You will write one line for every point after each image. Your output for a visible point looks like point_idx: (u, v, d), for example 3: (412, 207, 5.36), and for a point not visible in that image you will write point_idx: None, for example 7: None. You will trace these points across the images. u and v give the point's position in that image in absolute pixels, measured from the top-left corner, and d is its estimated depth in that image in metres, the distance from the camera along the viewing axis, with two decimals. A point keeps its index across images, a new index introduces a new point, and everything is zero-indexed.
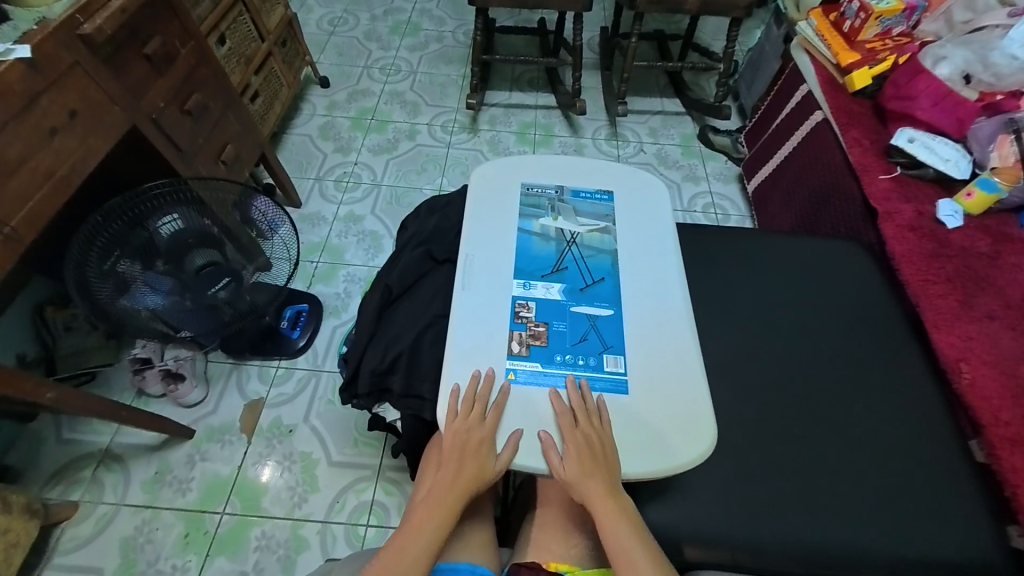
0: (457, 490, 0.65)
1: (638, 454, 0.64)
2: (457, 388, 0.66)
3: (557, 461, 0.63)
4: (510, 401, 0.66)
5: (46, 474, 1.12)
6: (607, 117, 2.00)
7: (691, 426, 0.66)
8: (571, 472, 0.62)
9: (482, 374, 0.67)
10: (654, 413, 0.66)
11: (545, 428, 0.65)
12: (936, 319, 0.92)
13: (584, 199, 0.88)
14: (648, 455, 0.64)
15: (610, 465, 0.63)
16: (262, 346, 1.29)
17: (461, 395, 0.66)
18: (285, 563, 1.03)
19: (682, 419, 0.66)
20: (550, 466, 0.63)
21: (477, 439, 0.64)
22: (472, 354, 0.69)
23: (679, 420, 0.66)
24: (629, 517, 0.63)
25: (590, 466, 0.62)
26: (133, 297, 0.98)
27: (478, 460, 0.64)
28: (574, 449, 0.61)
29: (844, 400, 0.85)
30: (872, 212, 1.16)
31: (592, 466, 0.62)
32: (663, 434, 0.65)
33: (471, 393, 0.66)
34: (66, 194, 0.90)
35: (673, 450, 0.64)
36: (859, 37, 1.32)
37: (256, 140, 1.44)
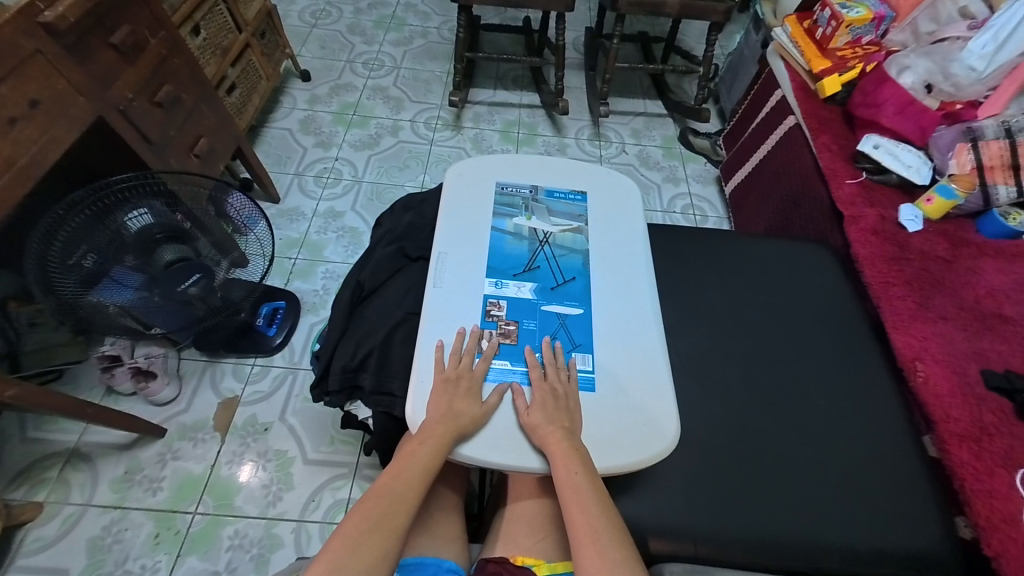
0: (428, 452, 0.62)
1: (604, 452, 0.65)
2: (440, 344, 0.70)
3: (524, 407, 0.65)
4: (495, 355, 0.70)
5: (9, 473, 1.09)
6: (590, 117, 2.02)
7: (655, 424, 0.66)
8: (534, 417, 0.63)
9: (468, 333, 0.71)
10: (619, 411, 0.67)
11: (519, 380, 0.69)
12: (895, 320, 0.96)
13: (558, 200, 0.89)
14: (612, 452, 0.65)
15: (574, 421, 0.64)
16: (237, 343, 1.27)
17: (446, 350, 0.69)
18: (258, 562, 1.02)
19: (646, 415, 0.67)
20: (517, 410, 0.66)
21: (465, 384, 0.66)
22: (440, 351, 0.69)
23: (644, 417, 0.67)
24: (598, 489, 0.61)
25: (553, 414, 0.63)
26: (100, 293, 0.96)
27: (456, 415, 0.63)
28: (539, 393, 0.65)
29: (805, 397, 0.88)
30: (839, 215, 1.19)
31: (557, 414, 0.64)
32: (629, 432, 0.66)
33: (458, 347, 0.69)
34: (27, 185, 0.87)
35: (636, 447, 0.65)
36: (830, 45, 1.36)
37: (232, 133, 1.41)
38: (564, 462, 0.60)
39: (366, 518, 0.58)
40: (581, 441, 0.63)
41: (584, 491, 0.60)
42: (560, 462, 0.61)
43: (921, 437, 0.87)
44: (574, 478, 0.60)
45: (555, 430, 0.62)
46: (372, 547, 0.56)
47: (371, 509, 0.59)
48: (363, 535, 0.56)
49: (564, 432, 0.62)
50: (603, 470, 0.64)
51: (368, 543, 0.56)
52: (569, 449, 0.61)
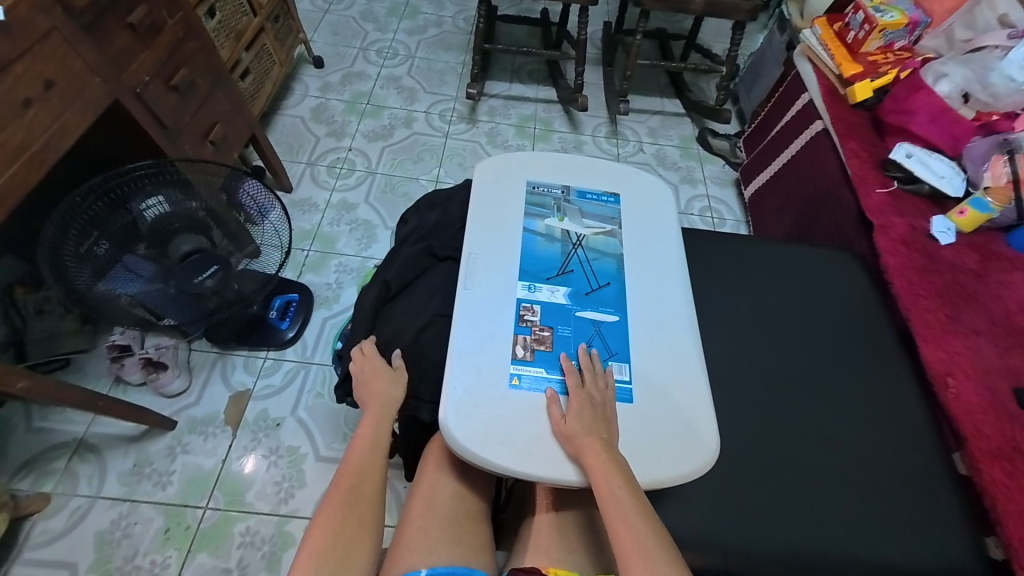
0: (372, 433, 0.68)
1: (645, 464, 0.63)
2: (472, 350, 0.67)
3: (558, 415, 0.63)
4: (530, 364, 0.68)
5: (16, 463, 1.07)
6: (607, 114, 1.98)
7: (694, 437, 0.64)
8: (570, 426, 0.61)
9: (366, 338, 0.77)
10: (659, 423, 0.65)
11: (552, 385, 0.66)
12: (926, 334, 0.93)
13: (590, 201, 0.86)
14: (652, 466, 0.63)
15: (611, 431, 0.63)
16: (248, 336, 1.25)
17: (481, 357, 0.67)
18: (269, 560, 1.00)
19: (685, 428, 0.65)
20: (551, 418, 0.64)
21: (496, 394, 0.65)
22: (475, 358, 0.67)
23: (683, 430, 0.65)
24: (639, 500, 0.59)
25: (590, 424, 0.62)
26: (112, 282, 0.94)
27: (377, 390, 0.70)
28: (576, 402, 0.63)
29: (835, 410, 0.86)
30: (867, 224, 1.17)
31: (593, 422, 0.62)
32: (668, 445, 0.64)
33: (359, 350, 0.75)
34: (40, 170, 0.84)
35: (677, 461, 0.63)
36: (861, 50, 1.33)
37: (246, 120, 1.37)
38: (602, 474, 0.59)
39: (336, 512, 0.61)
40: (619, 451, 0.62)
41: (624, 503, 0.58)
42: (599, 473, 0.59)
43: (952, 454, 0.86)
44: (614, 490, 0.58)
45: (594, 440, 0.60)
46: (352, 535, 0.60)
47: (341, 504, 0.61)
48: (341, 526, 0.60)
49: (603, 444, 0.60)
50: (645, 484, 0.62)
51: (347, 533, 0.59)
52: (607, 460, 0.59)
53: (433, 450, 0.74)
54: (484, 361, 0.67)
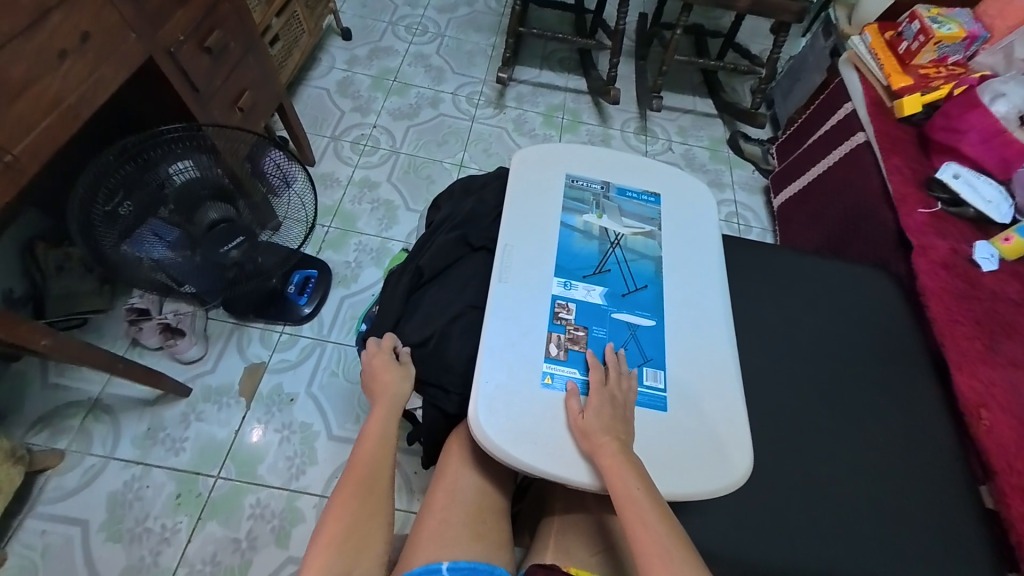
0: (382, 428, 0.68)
1: (681, 477, 0.61)
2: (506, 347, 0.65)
3: (577, 409, 0.62)
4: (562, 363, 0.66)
5: (30, 419, 1.07)
6: (638, 110, 1.93)
7: (729, 452, 0.63)
8: (587, 422, 0.60)
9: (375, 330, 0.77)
10: (694, 436, 0.63)
11: (573, 378, 0.65)
12: (961, 362, 0.91)
13: (629, 199, 0.83)
14: (688, 478, 0.61)
15: (629, 432, 0.61)
16: (266, 309, 1.24)
17: (515, 354, 0.65)
18: (279, 534, 1.01)
19: (721, 442, 0.63)
20: (569, 412, 0.62)
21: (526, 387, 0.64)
22: (508, 354, 0.65)
23: (718, 443, 0.63)
24: (657, 503, 0.57)
25: (607, 422, 0.60)
26: (137, 245, 0.91)
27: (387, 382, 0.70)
28: (595, 399, 0.61)
29: (863, 432, 0.84)
30: (906, 244, 1.14)
31: (611, 419, 0.60)
32: (702, 456, 0.62)
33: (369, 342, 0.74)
34: (72, 126, 0.82)
35: (711, 474, 0.62)
36: (913, 61, 1.29)
37: (275, 89, 1.34)
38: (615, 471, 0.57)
39: (348, 508, 0.60)
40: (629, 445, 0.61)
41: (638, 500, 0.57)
42: (614, 473, 0.57)
43: (978, 486, 0.84)
44: (628, 486, 0.57)
45: (610, 440, 0.59)
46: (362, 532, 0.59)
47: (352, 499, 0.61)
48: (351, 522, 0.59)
49: (620, 444, 0.59)
50: (681, 497, 0.60)
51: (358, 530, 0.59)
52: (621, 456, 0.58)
53: (456, 442, 0.73)
54: (519, 358, 0.65)
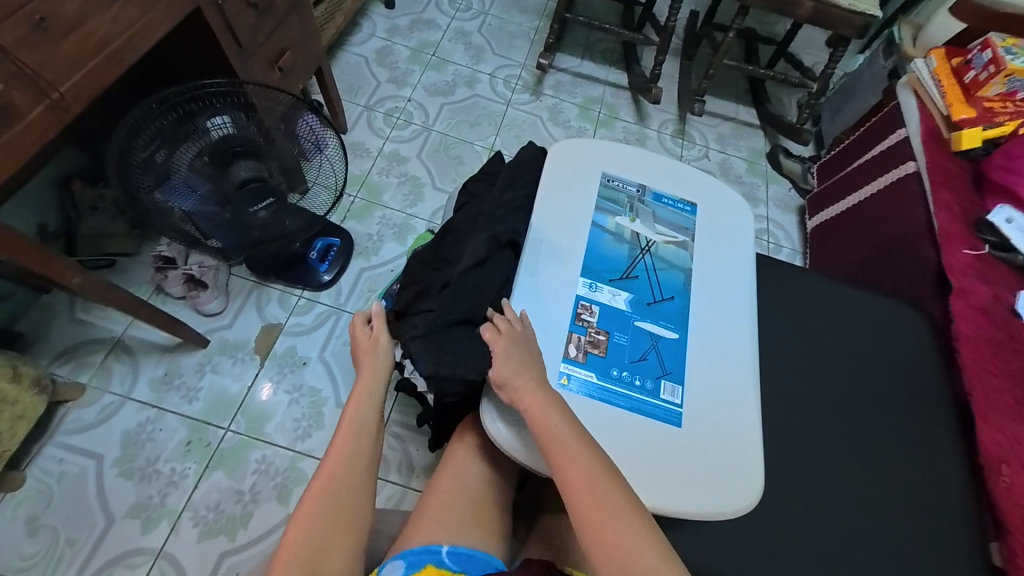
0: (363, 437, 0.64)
1: (694, 498, 0.60)
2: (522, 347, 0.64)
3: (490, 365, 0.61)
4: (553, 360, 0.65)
5: (55, 350, 1.11)
6: (678, 111, 1.88)
7: (742, 477, 0.62)
8: (502, 372, 0.59)
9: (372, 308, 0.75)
10: (709, 457, 0.62)
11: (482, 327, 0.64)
12: (986, 413, 0.88)
13: (665, 205, 0.81)
14: (702, 499, 0.60)
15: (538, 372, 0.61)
16: (287, 272, 1.25)
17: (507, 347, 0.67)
18: (281, 491, 1.04)
19: (737, 468, 0.62)
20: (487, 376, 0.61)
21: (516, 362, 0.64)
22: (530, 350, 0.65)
23: (733, 467, 0.62)
24: (580, 435, 0.57)
25: (521, 365, 0.60)
26: (168, 193, 0.92)
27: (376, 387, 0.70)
28: (508, 346, 0.61)
29: (871, 471, 0.83)
30: (945, 285, 1.10)
31: (523, 361, 0.60)
32: (718, 478, 0.61)
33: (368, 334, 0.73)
34: (117, 68, 0.80)
35: (725, 498, 0.61)
36: (979, 93, 1.22)
37: (315, 51, 1.32)
38: (546, 423, 0.57)
39: (320, 511, 0.57)
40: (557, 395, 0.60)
41: (577, 451, 0.55)
42: (539, 411, 0.57)
43: (986, 541, 0.83)
44: (560, 431, 0.56)
45: (528, 380, 0.59)
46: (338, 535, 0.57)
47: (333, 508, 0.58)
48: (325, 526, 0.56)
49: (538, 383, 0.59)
50: (693, 515, 0.59)
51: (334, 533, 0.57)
52: (545, 400, 0.58)
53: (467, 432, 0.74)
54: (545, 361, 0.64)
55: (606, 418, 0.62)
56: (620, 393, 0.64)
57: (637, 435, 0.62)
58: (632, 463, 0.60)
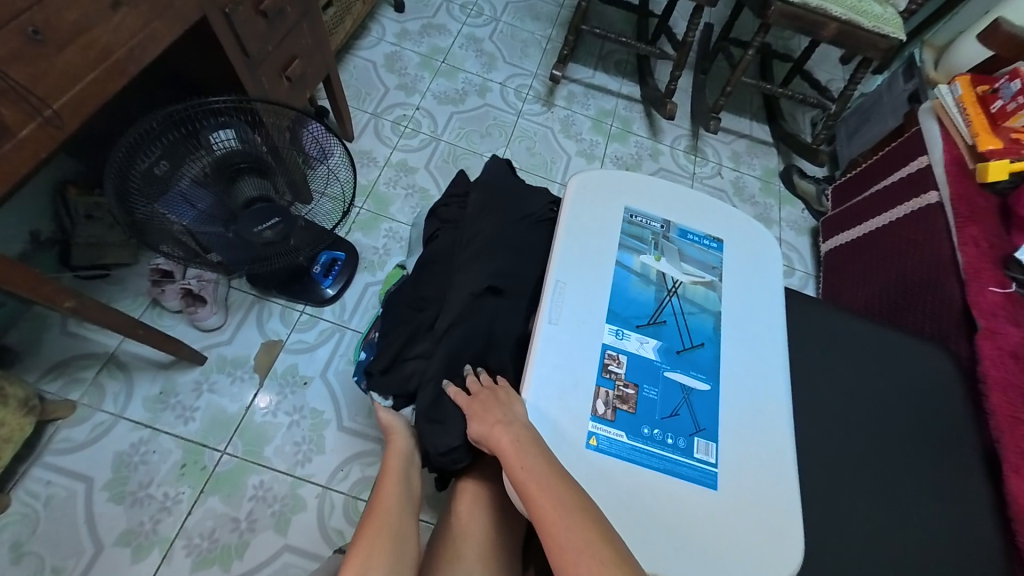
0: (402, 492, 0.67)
1: (727, 569, 0.57)
2: (548, 403, 0.61)
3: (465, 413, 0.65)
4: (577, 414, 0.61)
5: (46, 363, 1.06)
6: (691, 127, 1.85)
7: (779, 546, 0.59)
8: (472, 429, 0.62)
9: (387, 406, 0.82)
10: (745, 524, 0.59)
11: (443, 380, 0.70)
12: (1018, 464, 0.88)
13: (691, 242, 0.77)
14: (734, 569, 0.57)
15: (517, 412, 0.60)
16: (290, 286, 1.21)
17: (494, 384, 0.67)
18: (279, 519, 1.00)
19: (775, 535, 0.59)
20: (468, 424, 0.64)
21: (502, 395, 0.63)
22: (556, 410, 0.61)
23: (770, 534, 0.59)
24: (554, 468, 0.56)
25: (483, 414, 0.61)
26: (167, 206, 0.88)
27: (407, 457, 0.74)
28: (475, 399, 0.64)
29: (885, 522, 0.83)
30: (972, 324, 1.08)
31: (488, 405, 0.62)
32: (754, 546, 0.58)
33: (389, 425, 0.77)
34: (120, 82, 0.76)
35: (758, 567, 0.57)
36: (1006, 123, 1.19)
37: (324, 58, 1.28)
38: (517, 456, 0.56)
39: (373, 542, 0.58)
40: (530, 425, 0.59)
41: (548, 484, 0.54)
42: (511, 454, 0.57)
43: None
44: (530, 464, 0.55)
45: (495, 423, 0.59)
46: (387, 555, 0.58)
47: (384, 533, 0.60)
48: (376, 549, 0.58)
49: (507, 423, 0.59)
50: None
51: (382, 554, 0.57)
52: (521, 436, 0.57)
53: (472, 480, 0.74)
54: (572, 417, 0.61)
55: (635, 480, 0.59)
56: (652, 453, 0.60)
57: (672, 499, 0.58)
58: (665, 532, 0.57)
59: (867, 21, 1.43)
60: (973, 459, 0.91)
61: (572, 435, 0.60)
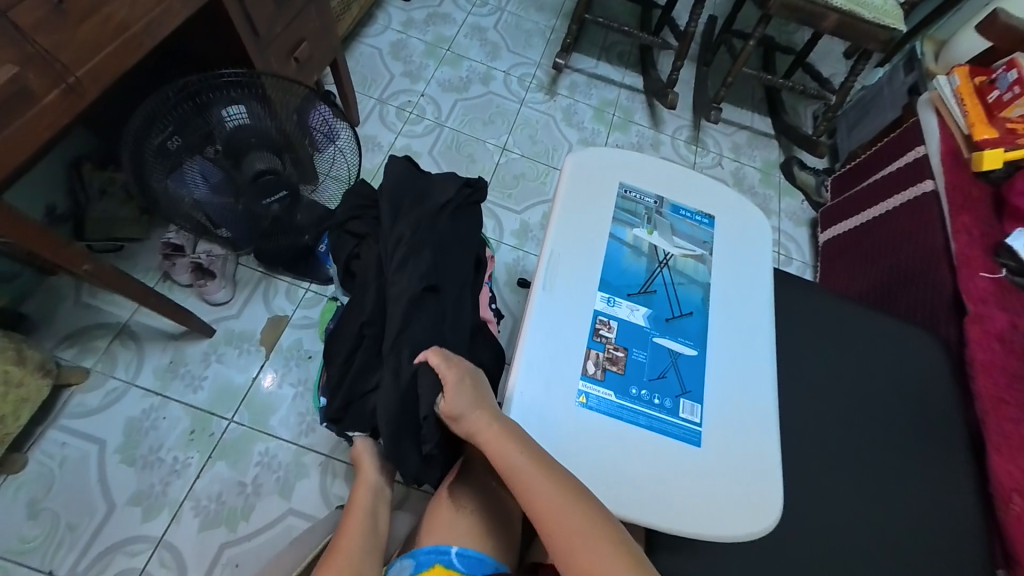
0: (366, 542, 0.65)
1: (709, 521, 0.60)
2: (540, 365, 0.64)
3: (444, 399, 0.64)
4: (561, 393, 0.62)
5: (60, 332, 1.10)
6: (692, 118, 1.86)
7: (759, 502, 0.62)
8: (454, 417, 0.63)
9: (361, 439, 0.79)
10: (727, 481, 0.62)
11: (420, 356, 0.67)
12: (1000, 443, 0.90)
13: (683, 218, 0.80)
14: (716, 522, 0.60)
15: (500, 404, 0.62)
16: (296, 265, 1.24)
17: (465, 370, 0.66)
18: (283, 485, 1.04)
19: (756, 493, 0.62)
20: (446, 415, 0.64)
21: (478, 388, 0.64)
22: (548, 371, 0.64)
23: (751, 491, 0.62)
24: (539, 461, 0.57)
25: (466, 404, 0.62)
26: (180, 180, 0.91)
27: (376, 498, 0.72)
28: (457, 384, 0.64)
29: (867, 494, 0.86)
30: (962, 310, 1.10)
31: (467, 399, 0.63)
32: (735, 501, 0.61)
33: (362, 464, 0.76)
34: (136, 54, 0.78)
35: (738, 521, 0.60)
36: (1002, 113, 1.20)
37: (331, 42, 1.31)
38: (503, 455, 0.58)
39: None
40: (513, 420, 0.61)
41: (535, 479, 0.56)
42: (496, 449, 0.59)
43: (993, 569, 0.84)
44: (515, 463, 0.57)
45: (479, 414, 0.61)
46: None
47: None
48: None
49: (491, 416, 0.61)
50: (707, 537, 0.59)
51: None
52: (501, 432, 0.59)
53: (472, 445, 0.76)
54: (563, 379, 0.64)
55: (623, 437, 0.62)
56: (639, 412, 0.63)
57: (658, 456, 0.61)
58: (650, 485, 0.60)
59: (868, 12, 1.45)
60: (957, 438, 0.94)
61: (564, 395, 0.63)
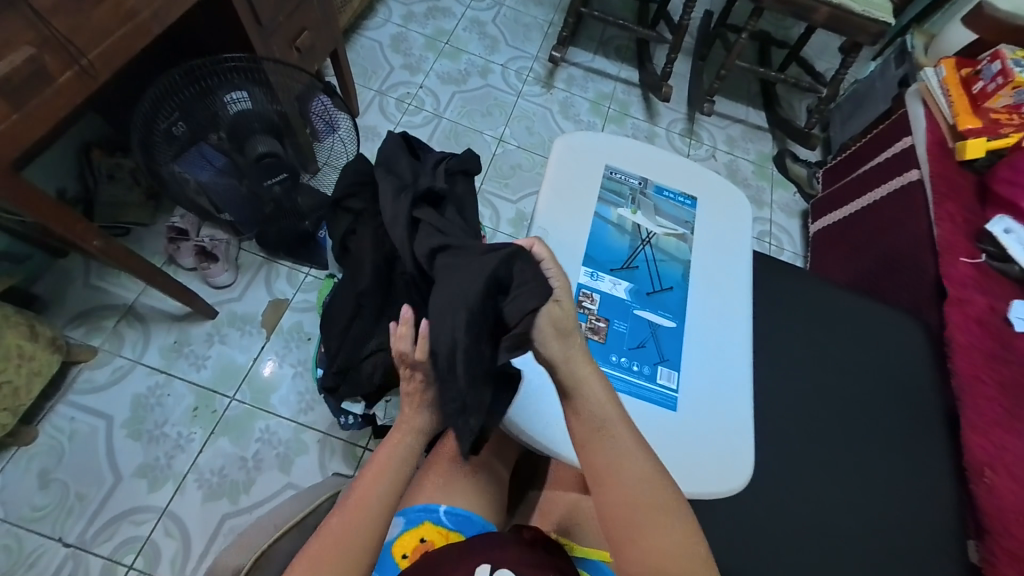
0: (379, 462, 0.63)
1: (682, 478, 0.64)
2: None
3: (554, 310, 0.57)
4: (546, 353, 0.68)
5: (70, 312, 1.14)
6: (687, 111, 1.89)
7: (730, 463, 0.65)
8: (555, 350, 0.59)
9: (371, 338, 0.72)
10: (700, 443, 0.65)
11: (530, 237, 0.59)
12: (976, 420, 0.93)
13: (667, 199, 0.83)
14: (687, 480, 0.64)
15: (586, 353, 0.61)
16: (296, 250, 1.27)
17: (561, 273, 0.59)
18: (283, 460, 1.08)
19: (728, 455, 0.65)
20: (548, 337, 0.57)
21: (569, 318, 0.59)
22: None
23: (723, 453, 0.66)
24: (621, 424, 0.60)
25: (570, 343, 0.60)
26: (186, 166, 0.95)
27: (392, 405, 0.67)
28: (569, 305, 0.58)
29: (844, 468, 0.89)
30: (943, 294, 1.13)
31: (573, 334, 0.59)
32: (706, 461, 0.65)
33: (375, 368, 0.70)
34: (145, 39, 0.82)
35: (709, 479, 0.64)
36: (987, 103, 1.23)
37: (331, 32, 1.34)
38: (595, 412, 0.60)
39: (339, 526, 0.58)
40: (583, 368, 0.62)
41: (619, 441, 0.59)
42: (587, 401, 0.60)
43: (964, 541, 0.87)
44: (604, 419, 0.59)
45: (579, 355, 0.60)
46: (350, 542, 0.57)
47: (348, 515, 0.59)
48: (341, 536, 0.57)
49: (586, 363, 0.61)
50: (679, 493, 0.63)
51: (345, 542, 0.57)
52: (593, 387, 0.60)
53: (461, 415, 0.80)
54: None
55: None
56: (618, 377, 0.67)
57: (635, 417, 0.65)
58: None
59: (859, 5, 1.47)
60: (934, 416, 0.97)
61: None
